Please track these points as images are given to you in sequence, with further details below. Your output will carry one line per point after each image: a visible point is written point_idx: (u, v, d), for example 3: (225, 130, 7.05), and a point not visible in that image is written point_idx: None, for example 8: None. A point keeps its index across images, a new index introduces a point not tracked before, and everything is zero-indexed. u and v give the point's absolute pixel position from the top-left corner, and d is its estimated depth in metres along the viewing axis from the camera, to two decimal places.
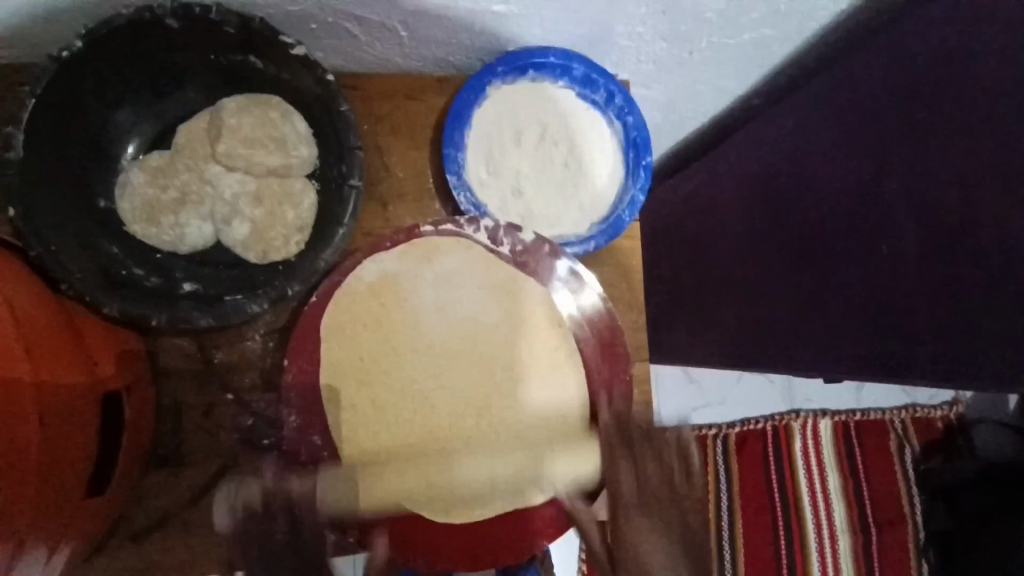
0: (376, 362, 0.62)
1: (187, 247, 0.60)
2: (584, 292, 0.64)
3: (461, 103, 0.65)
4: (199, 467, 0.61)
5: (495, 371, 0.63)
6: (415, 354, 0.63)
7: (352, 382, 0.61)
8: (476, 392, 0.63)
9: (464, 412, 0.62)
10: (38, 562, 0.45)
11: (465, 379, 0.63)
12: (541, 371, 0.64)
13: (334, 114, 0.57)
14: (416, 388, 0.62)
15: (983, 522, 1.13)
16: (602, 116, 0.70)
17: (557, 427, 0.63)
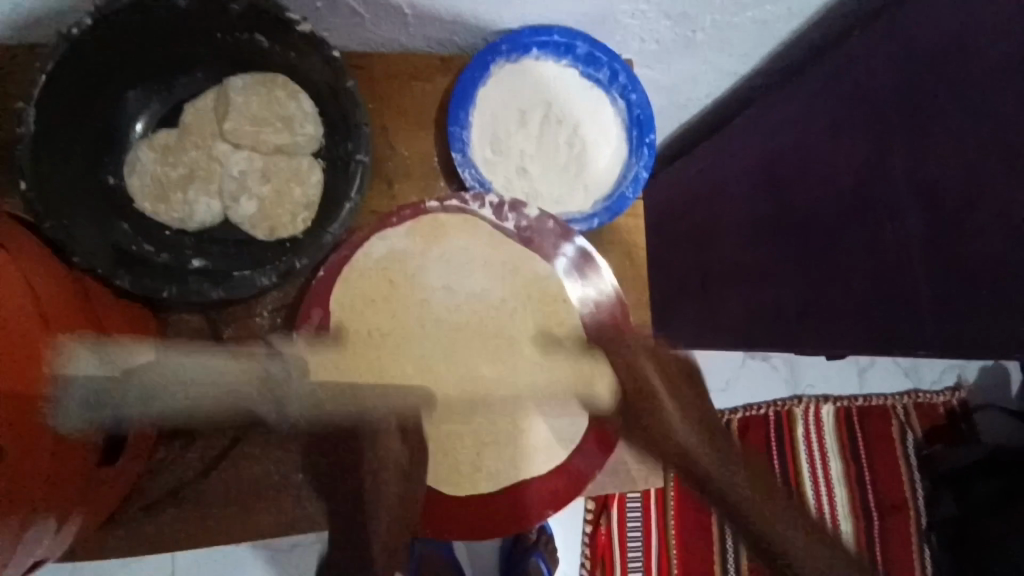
0: (385, 337, 0.63)
1: (195, 224, 0.61)
2: (596, 279, 0.65)
3: (467, 80, 0.66)
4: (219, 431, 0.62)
5: (499, 346, 0.65)
6: (422, 329, 0.64)
7: (362, 357, 0.62)
8: (484, 367, 0.64)
9: (470, 383, 0.64)
10: (49, 531, 0.46)
11: (472, 353, 0.64)
12: (544, 346, 0.66)
13: (340, 92, 0.58)
14: (422, 363, 0.64)
15: (1000, 507, 1.12)
16: (605, 94, 0.71)
17: (558, 399, 0.66)
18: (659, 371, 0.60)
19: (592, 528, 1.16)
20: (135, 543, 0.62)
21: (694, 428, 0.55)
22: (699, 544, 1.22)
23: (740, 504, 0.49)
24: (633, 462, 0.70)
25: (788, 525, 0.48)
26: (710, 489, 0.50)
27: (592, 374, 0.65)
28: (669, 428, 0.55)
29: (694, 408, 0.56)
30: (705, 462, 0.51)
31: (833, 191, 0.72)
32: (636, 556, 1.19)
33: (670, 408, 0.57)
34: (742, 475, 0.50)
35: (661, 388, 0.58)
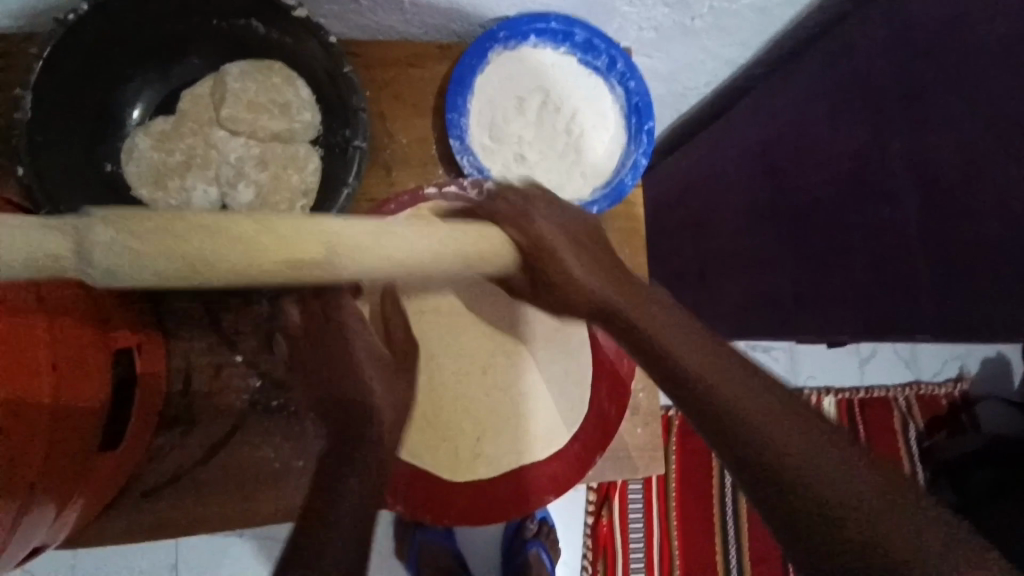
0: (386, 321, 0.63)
1: (193, 210, 0.60)
2: None
3: (466, 67, 0.65)
4: (219, 410, 0.63)
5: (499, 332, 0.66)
6: (422, 323, 0.64)
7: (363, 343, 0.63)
8: (485, 352, 0.65)
9: (469, 372, 0.65)
10: (45, 519, 0.46)
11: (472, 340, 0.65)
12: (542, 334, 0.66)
13: (338, 78, 0.58)
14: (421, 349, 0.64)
15: (997, 497, 1.07)
16: (603, 81, 0.71)
17: (555, 387, 0.66)
18: (579, 256, 0.54)
19: (594, 519, 1.15)
20: (135, 531, 0.62)
21: (699, 354, 0.47)
22: (699, 534, 1.22)
23: (762, 434, 0.41)
24: (633, 449, 0.71)
25: (826, 447, 0.40)
26: (741, 449, 0.41)
27: (486, 241, 0.49)
28: (677, 358, 0.46)
29: (665, 314, 0.51)
30: (740, 402, 0.43)
31: (829, 176, 0.73)
32: (637, 548, 1.19)
33: (651, 322, 0.50)
34: (785, 417, 0.42)
35: (618, 294, 0.52)
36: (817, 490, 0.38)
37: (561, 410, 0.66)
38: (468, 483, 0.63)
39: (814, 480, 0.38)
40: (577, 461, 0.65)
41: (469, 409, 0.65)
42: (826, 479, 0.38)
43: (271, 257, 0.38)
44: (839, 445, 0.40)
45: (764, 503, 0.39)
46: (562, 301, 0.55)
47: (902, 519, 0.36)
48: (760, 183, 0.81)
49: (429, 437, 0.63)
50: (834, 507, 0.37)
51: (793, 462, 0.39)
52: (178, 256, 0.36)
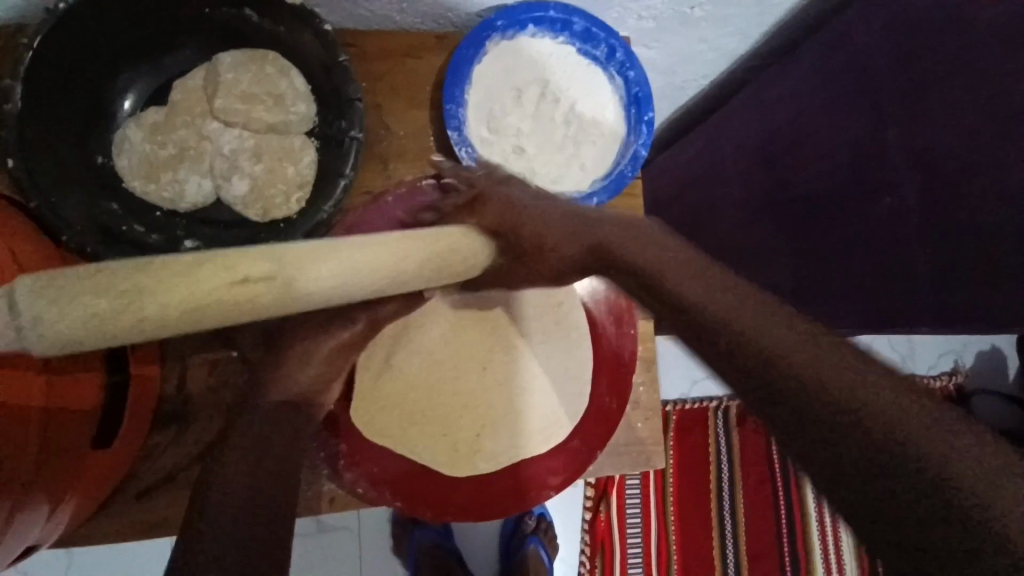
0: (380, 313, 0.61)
1: (184, 207, 0.60)
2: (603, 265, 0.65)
3: (463, 56, 0.64)
4: (214, 406, 0.62)
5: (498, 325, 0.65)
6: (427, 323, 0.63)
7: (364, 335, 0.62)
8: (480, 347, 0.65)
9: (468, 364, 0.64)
10: (38, 520, 0.45)
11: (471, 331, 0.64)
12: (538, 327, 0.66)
13: (333, 67, 0.57)
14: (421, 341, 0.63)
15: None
16: (603, 71, 0.70)
17: (557, 381, 0.66)
18: (565, 220, 0.52)
19: (592, 516, 1.16)
20: (128, 531, 0.61)
21: (725, 294, 0.39)
22: (697, 530, 1.21)
23: (798, 369, 0.33)
24: (632, 443, 0.70)
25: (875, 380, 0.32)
26: (756, 379, 0.34)
27: (470, 248, 0.46)
28: (684, 296, 0.40)
29: (672, 254, 0.45)
30: (772, 343, 0.35)
31: (831, 166, 0.73)
32: (635, 543, 1.19)
33: (664, 264, 0.43)
34: (825, 348, 0.35)
35: (621, 240, 0.48)
36: (855, 413, 0.31)
37: (562, 405, 0.65)
38: (467, 479, 0.63)
39: (859, 413, 0.31)
40: (578, 456, 0.64)
41: (468, 403, 0.64)
42: (869, 404, 0.31)
43: (223, 276, 0.32)
44: (898, 386, 0.32)
45: (805, 458, 0.31)
46: (558, 262, 0.52)
47: (972, 455, 0.28)
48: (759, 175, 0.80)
49: (428, 432, 0.63)
50: (879, 440, 0.30)
51: (846, 402, 0.31)
52: (128, 314, 0.29)
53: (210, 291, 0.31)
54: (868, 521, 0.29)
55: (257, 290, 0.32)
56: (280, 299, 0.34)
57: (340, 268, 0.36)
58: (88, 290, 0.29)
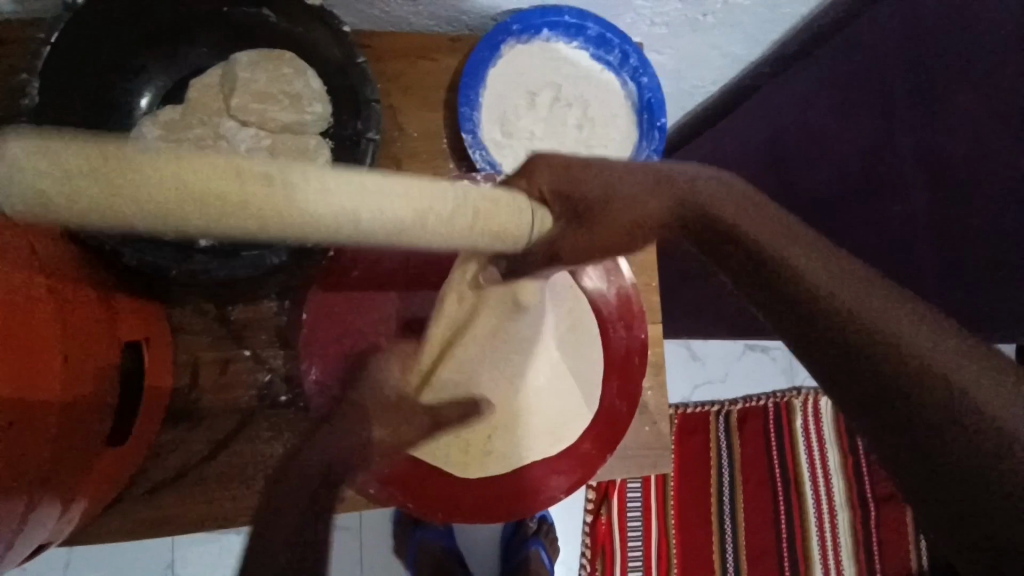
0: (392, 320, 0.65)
1: None
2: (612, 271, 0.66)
3: (478, 60, 0.64)
4: (226, 404, 0.62)
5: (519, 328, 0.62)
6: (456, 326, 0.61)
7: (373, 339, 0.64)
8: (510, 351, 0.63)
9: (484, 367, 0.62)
10: (51, 517, 0.45)
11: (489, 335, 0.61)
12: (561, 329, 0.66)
13: (350, 68, 0.57)
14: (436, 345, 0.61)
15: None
16: (615, 76, 0.70)
17: (569, 385, 0.66)
18: (642, 181, 0.44)
19: (592, 518, 1.16)
20: (135, 529, 0.61)
21: (827, 264, 0.37)
22: (697, 535, 1.22)
23: (863, 330, 0.33)
24: (639, 446, 0.71)
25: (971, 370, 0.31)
26: (832, 345, 0.34)
27: (517, 214, 0.42)
28: (795, 266, 0.37)
29: (773, 219, 0.40)
30: (841, 297, 0.35)
31: (839, 175, 0.73)
32: (636, 546, 1.19)
33: (739, 210, 0.41)
34: (896, 312, 0.34)
35: (719, 198, 0.42)
36: (941, 402, 0.31)
37: (574, 408, 0.66)
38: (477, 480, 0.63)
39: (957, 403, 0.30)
40: (591, 461, 0.64)
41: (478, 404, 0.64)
42: (954, 394, 0.31)
43: (220, 178, 0.28)
44: (987, 367, 0.32)
45: (890, 445, 0.32)
46: (634, 221, 0.44)
47: None
48: (765, 181, 0.81)
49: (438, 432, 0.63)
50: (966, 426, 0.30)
51: (937, 385, 0.31)
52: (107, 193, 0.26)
53: (195, 176, 0.27)
54: (930, 501, 0.31)
55: (250, 189, 0.28)
56: (275, 207, 0.29)
57: (352, 190, 0.31)
58: (70, 146, 0.25)
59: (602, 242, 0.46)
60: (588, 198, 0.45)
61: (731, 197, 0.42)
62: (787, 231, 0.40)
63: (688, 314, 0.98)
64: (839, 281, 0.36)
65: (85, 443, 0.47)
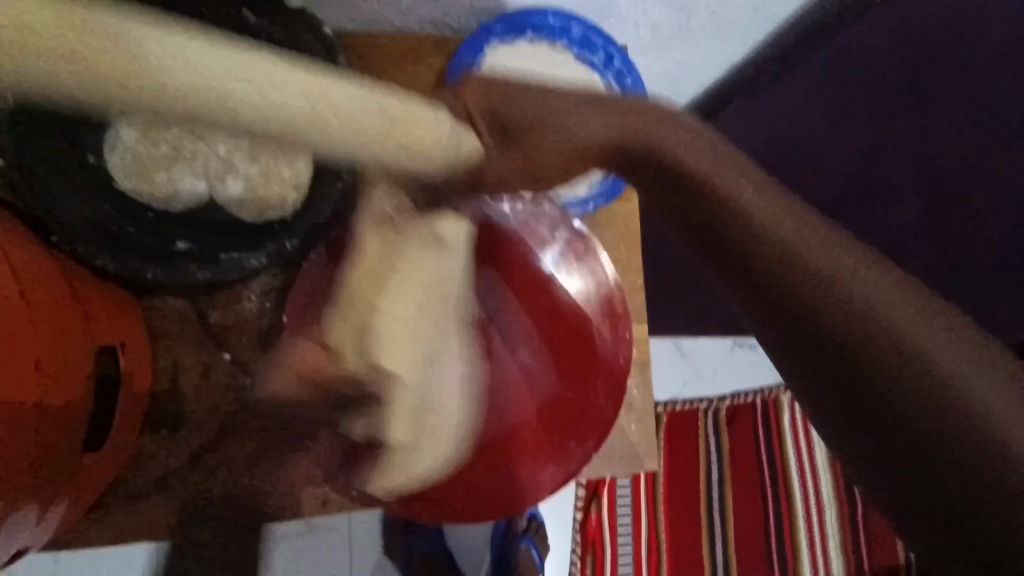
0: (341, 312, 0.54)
1: (178, 207, 0.60)
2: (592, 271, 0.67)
3: (462, 62, 0.65)
4: (207, 409, 0.62)
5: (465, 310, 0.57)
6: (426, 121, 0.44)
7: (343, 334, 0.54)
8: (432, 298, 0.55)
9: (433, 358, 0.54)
10: (28, 524, 0.45)
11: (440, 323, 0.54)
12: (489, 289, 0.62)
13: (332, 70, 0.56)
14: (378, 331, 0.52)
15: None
16: (601, 78, 0.69)
17: None
18: (596, 111, 0.48)
19: (583, 515, 1.16)
20: (116, 535, 0.60)
21: (769, 203, 0.43)
22: (688, 533, 1.22)
23: (845, 304, 0.40)
24: (625, 447, 0.70)
25: (941, 346, 0.39)
26: (812, 325, 0.41)
27: (428, 125, 0.45)
28: (763, 244, 0.42)
29: (711, 152, 0.46)
30: (812, 264, 0.41)
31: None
32: (625, 543, 1.19)
33: (713, 167, 0.45)
34: (868, 277, 0.41)
35: (655, 133, 0.46)
36: (938, 400, 0.38)
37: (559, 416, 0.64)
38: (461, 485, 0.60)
39: (941, 390, 0.38)
40: (583, 455, 0.64)
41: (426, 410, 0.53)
42: (949, 397, 0.38)
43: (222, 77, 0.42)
44: (974, 363, 0.39)
45: (888, 448, 0.40)
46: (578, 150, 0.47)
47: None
48: None
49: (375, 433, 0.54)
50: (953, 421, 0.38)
51: (905, 362, 0.39)
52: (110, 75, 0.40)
53: (199, 79, 0.41)
54: (917, 487, 0.39)
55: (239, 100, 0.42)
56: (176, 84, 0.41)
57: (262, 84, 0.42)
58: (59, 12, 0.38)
59: (537, 159, 0.48)
60: (530, 138, 0.47)
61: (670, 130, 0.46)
62: (760, 189, 0.44)
63: (677, 315, 0.99)
64: (823, 243, 0.42)
65: (59, 451, 0.47)
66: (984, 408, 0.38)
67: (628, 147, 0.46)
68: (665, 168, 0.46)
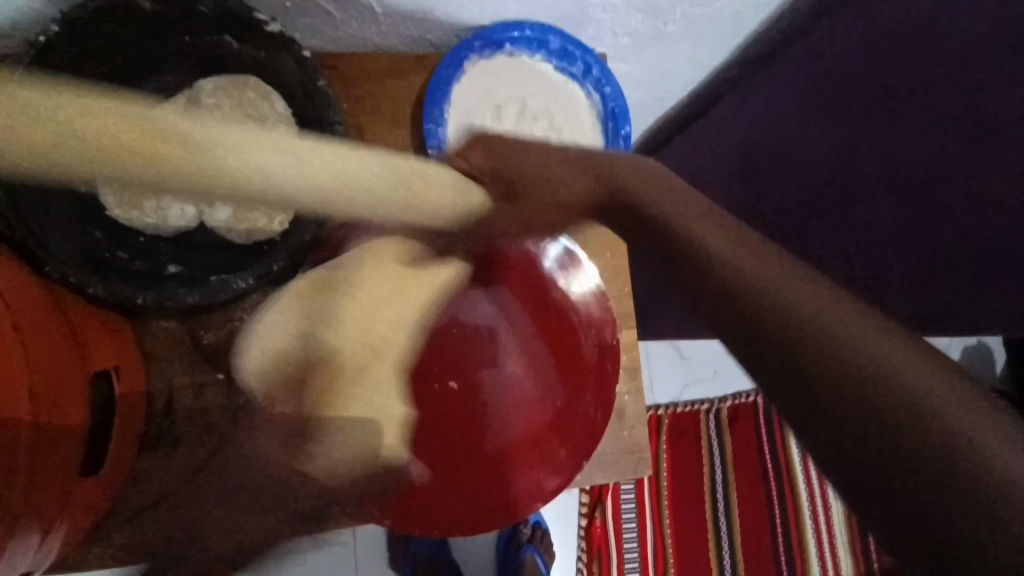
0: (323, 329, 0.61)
1: (167, 232, 0.62)
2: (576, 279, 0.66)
3: (443, 79, 0.66)
4: (202, 426, 0.63)
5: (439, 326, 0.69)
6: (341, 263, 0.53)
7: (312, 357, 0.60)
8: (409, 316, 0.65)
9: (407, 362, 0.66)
10: (31, 546, 0.46)
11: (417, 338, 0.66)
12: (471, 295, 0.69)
13: (312, 92, 0.58)
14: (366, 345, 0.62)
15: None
16: (579, 86, 0.71)
17: (542, 397, 0.67)
18: (570, 163, 0.51)
19: (587, 522, 1.16)
20: (119, 554, 0.61)
21: (714, 229, 0.44)
22: (693, 535, 1.22)
23: (829, 334, 0.36)
24: (620, 450, 0.71)
25: (924, 375, 0.34)
26: (784, 362, 0.36)
27: (439, 187, 0.46)
28: (729, 262, 0.42)
29: (695, 209, 0.47)
30: (774, 287, 0.39)
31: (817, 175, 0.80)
32: (631, 549, 1.19)
33: (676, 217, 0.46)
34: (845, 304, 0.38)
35: (642, 188, 0.49)
36: (955, 450, 0.31)
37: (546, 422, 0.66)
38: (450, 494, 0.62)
39: (950, 431, 0.32)
40: (573, 461, 0.63)
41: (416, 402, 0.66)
42: (943, 423, 0.32)
43: (124, 130, 0.33)
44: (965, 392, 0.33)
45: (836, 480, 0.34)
46: (561, 204, 0.53)
47: None
48: None
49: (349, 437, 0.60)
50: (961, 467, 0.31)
51: (886, 391, 0.33)
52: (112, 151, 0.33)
53: (100, 131, 0.32)
54: (905, 545, 0.31)
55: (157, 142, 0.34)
56: (169, 153, 0.35)
57: (285, 156, 0.38)
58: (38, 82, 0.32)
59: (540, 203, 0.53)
60: (524, 187, 0.51)
61: (645, 196, 0.48)
62: (734, 238, 0.44)
63: (669, 318, 0.99)
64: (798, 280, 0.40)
65: (55, 478, 0.47)
66: (984, 439, 0.31)
67: (607, 185, 0.50)
68: (631, 207, 0.49)
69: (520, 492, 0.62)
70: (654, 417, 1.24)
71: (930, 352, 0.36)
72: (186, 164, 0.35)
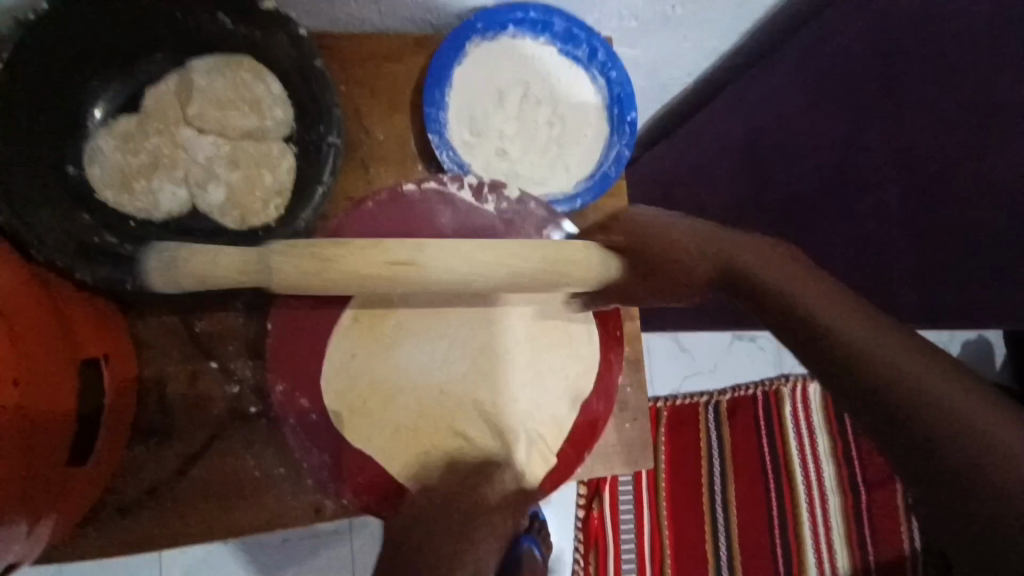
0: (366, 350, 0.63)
1: (160, 216, 0.59)
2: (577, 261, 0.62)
3: (444, 60, 0.64)
4: (195, 417, 0.61)
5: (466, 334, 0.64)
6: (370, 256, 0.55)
7: (350, 380, 0.62)
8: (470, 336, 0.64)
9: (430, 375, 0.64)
10: (20, 536, 0.44)
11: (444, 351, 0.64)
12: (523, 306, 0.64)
13: (308, 71, 0.56)
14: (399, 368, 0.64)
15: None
16: (585, 71, 0.69)
17: (551, 394, 0.65)
18: (693, 235, 0.60)
19: (585, 513, 1.16)
20: (109, 547, 0.59)
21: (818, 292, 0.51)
22: (691, 529, 1.21)
23: (896, 370, 0.45)
24: (621, 444, 0.70)
25: (959, 396, 0.43)
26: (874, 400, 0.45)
27: (588, 262, 0.52)
28: (823, 320, 0.49)
29: (817, 283, 0.52)
30: (855, 338, 0.47)
31: (817, 163, 0.75)
32: (629, 542, 1.18)
33: (802, 283, 0.52)
34: (905, 346, 0.46)
35: (751, 254, 0.56)
36: (994, 466, 0.41)
37: (550, 418, 0.64)
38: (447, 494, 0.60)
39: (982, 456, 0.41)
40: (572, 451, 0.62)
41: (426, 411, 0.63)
42: (989, 444, 0.42)
43: (373, 260, 0.46)
44: (998, 417, 0.43)
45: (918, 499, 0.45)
46: (685, 273, 0.59)
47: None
48: (742, 174, 0.81)
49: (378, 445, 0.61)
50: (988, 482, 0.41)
51: (943, 423, 0.43)
52: (311, 272, 0.46)
53: (356, 272, 0.46)
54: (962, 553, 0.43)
55: (379, 270, 0.46)
56: (381, 274, 0.46)
57: (467, 267, 0.48)
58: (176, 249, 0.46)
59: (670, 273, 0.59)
60: (654, 250, 0.60)
61: (778, 266, 0.54)
62: (843, 297, 0.50)
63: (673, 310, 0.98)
64: (864, 326, 0.48)
65: (41, 470, 0.45)
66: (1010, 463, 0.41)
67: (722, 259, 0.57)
68: (745, 278, 0.55)
69: (519, 469, 0.61)
70: (654, 411, 1.23)
71: (941, 355, 0.46)
72: (501, 267, 0.49)
